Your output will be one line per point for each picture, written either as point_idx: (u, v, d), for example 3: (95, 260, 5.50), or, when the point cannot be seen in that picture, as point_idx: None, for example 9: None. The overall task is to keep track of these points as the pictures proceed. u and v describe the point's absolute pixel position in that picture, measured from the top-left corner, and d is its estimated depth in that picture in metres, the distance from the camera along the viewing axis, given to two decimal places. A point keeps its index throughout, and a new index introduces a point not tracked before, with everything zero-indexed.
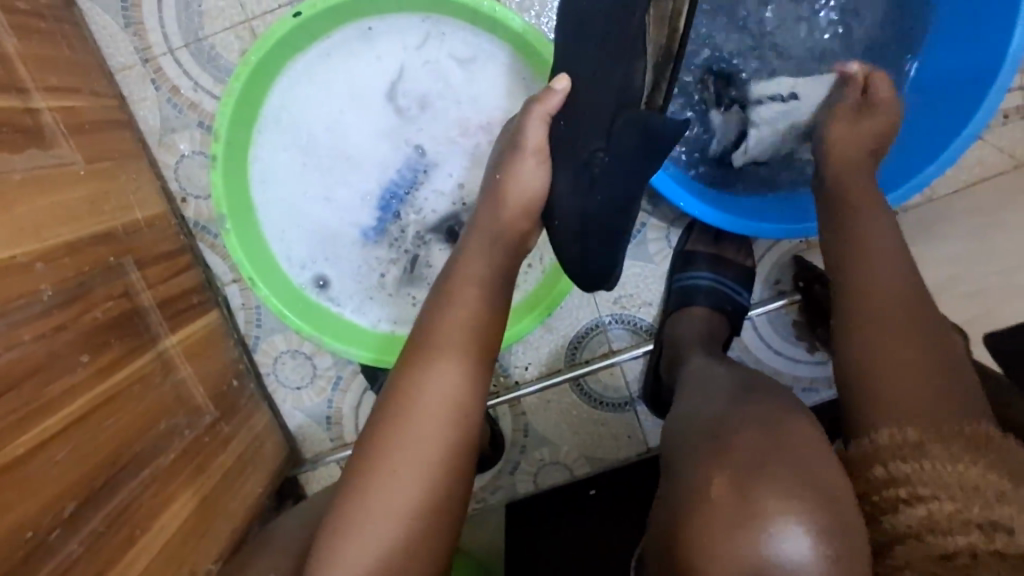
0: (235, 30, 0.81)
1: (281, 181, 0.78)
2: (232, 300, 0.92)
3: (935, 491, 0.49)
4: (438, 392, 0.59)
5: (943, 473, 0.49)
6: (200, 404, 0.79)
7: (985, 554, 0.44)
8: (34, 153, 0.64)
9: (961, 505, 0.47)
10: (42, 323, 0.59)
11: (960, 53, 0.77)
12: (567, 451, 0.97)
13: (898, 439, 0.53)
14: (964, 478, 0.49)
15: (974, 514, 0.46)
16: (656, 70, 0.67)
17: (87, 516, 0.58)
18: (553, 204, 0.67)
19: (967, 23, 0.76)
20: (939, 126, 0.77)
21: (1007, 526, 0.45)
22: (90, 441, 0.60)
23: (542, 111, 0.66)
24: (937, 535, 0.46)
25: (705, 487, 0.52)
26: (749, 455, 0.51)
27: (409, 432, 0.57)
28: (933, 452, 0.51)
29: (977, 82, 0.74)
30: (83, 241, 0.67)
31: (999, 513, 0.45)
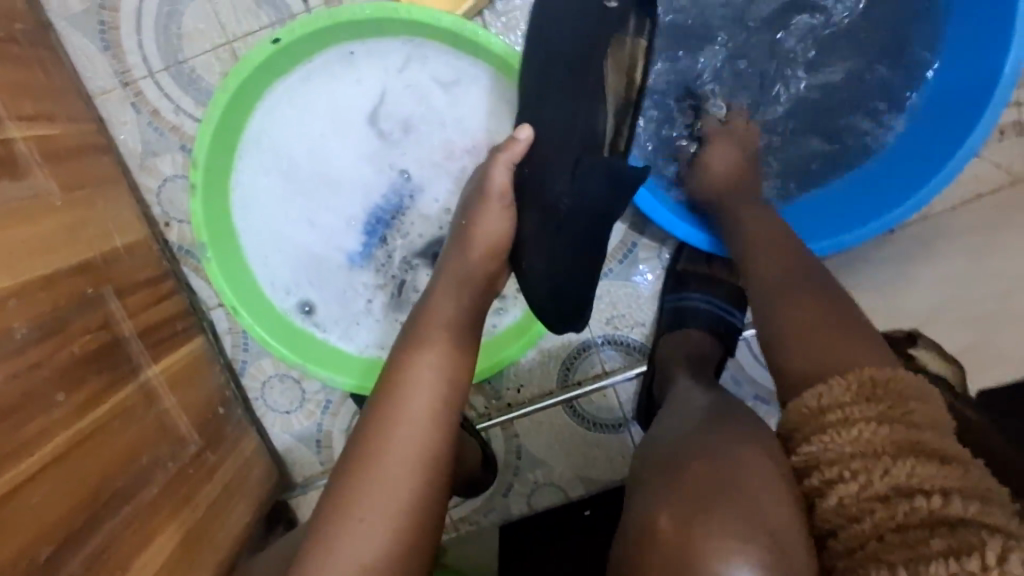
0: (215, 52, 0.80)
1: (263, 207, 0.76)
2: (218, 324, 0.91)
3: (841, 471, 0.49)
4: (421, 429, 0.57)
5: (841, 447, 0.50)
6: (185, 434, 0.77)
7: (889, 532, 0.45)
8: (6, 183, 0.62)
9: (863, 481, 0.48)
10: (16, 361, 0.57)
11: (962, 63, 0.76)
12: (561, 472, 0.96)
13: (802, 420, 0.54)
14: (861, 448, 0.50)
15: (878, 487, 0.47)
16: (617, 114, 0.71)
17: (65, 559, 0.56)
18: (539, 233, 0.66)
19: (968, 38, 0.75)
20: (935, 143, 0.76)
21: (907, 490, 0.46)
22: (67, 481, 0.59)
23: (508, 158, 0.65)
24: (850, 522, 0.47)
25: (652, 520, 0.50)
26: (720, 491, 0.50)
27: (388, 472, 0.55)
28: (830, 426, 0.52)
29: (975, 96, 0.72)
30: (59, 273, 0.65)
31: (897, 478, 0.47)
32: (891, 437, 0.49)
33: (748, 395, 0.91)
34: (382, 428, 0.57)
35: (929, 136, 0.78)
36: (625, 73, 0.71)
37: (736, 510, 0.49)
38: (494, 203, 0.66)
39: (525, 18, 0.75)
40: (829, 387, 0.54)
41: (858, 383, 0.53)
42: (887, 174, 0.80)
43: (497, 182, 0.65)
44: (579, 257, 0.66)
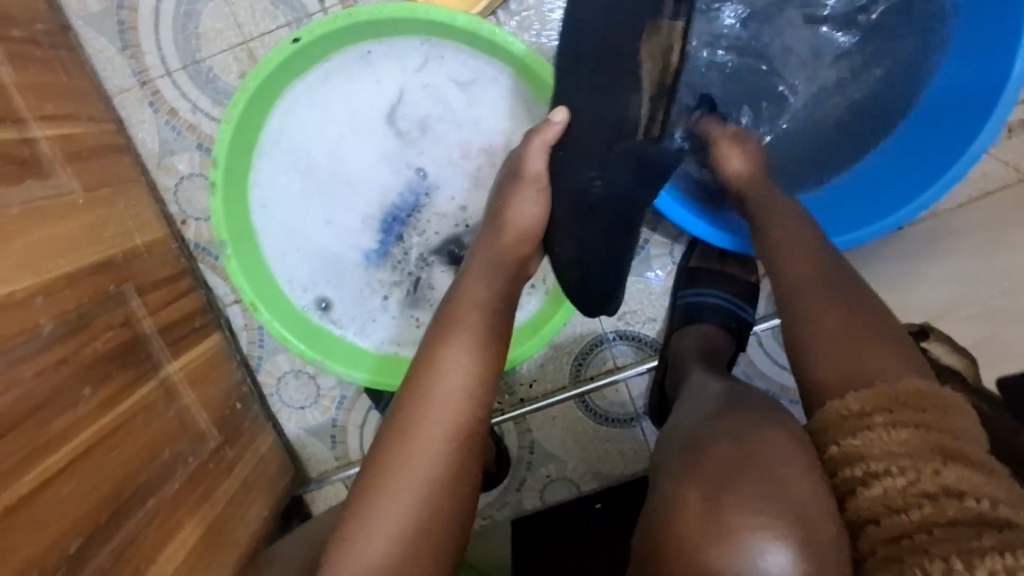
0: (232, 52, 0.81)
1: (281, 205, 0.77)
2: (234, 321, 0.92)
3: (888, 466, 0.50)
4: (446, 426, 0.58)
5: (890, 444, 0.51)
6: (204, 430, 0.78)
7: (936, 527, 0.46)
8: (31, 183, 0.63)
9: (913, 477, 0.49)
10: (44, 358, 0.58)
11: (960, 68, 0.77)
12: (573, 467, 0.97)
13: (844, 417, 0.54)
14: (911, 447, 0.50)
15: (927, 484, 0.48)
16: (652, 100, 0.67)
17: (92, 553, 0.57)
18: (558, 230, 0.68)
19: (967, 43, 0.76)
20: (940, 146, 0.77)
21: (956, 490, 0.47)
22: (93, 476, 0.60)
23: (542, 141, 0.66)
24: (895, 513, 0.48)
25: (682, 503, 0.52)
26: (749, 483, 0.51)
27: (416, 468, 0.56)
28: (878, 425, 0.52)
29: (979, 101, 0.73)
30: (83, 271, 0.66)
31: (947, 478, 0.48)
32: (941, 441, 0.50)
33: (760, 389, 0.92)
34: (417, 425, 0.58)
35: (927, 139, 0.79)
36: (662, 56, 0.67)
37: (756, 501, 0.49)
38: (512, 200, 0.67)
39: (540, 17, 0.75)
40: (877, 390, 0.54)
41: (905, 391, 0.53)
42: (888, 177, 0.81)
43: (532, 168, 0.66)
44: (598, 252, 0.69)
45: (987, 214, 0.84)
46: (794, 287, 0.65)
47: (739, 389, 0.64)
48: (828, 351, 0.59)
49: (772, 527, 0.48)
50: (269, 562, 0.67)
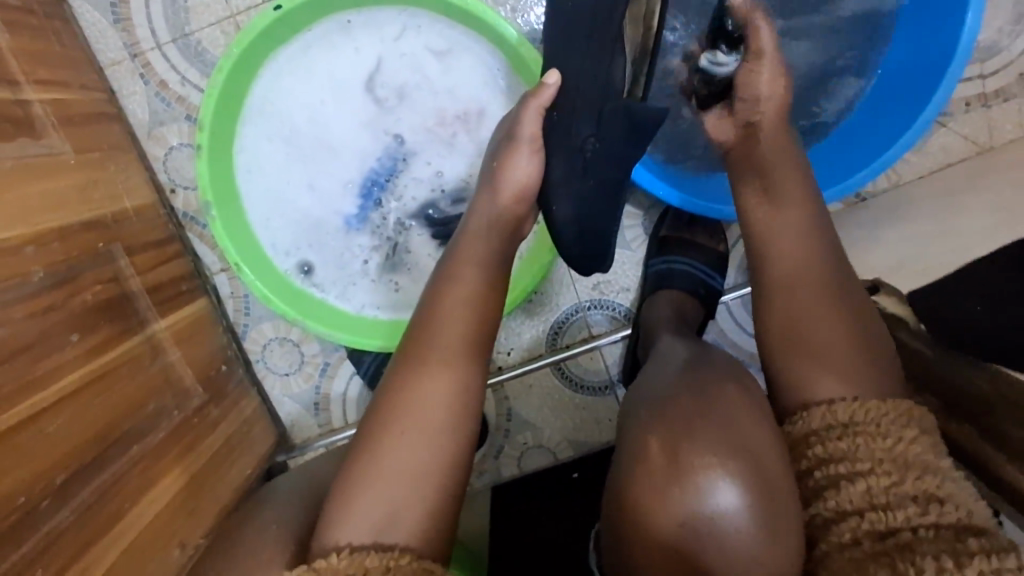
0: (220, 25, 0.84)
1: (265, 171, 0.80)
2: (221, 289, 0.95)
3: (872, 466, 0.50)
4: (427, 374, 0.61)
5: (875, 450, 0.51)
6: (189, 386, 0.81)
7: (921, 525, 0.45)
8: (24, 141, 0.66)
9: (896, 477, 0.49)
10: (35, 303, 0.61)
11: (913, 43, 0.81)
12: (550, 435, 1.00)
13: (831, 420, 0.54)
14: (894, 454, 0.51)
15: (910, 488, 0.48)
16: (634, 65, 0.74)
17: (79, 487, 0.60)
18: (551, 190, 0.71)
19: (914, 14, 0.81)
20: (887, 122, 0.82)
21: (937, 497, 0.47)
22: (80, 417, 0.63)
23: (537, 103, 0.68)
24: (878, 509, 0.48)
25: (642, 447, 0.54)
26: (697, 415, 0.54)
27: (401, 416, 0.59)
28: (864, 431, 0.53)
29: (933, 70, 0.77)
30: (72, 227, 0.69)
31: (928, 485, 0.48)
32: (922, 456, 0.51)
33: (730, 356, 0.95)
34: (403, 381, 0.61)
35: (879, 119, 0.83)
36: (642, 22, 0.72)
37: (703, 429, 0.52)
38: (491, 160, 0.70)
39: None
40: (863, 401, 0.54)
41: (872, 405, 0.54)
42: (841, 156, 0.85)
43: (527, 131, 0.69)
44: (597, 210, 0.70)
45: (945, 184, 0.87)
46: (766, 234, 0.65)
47: (705, 348, 0.66)
48: (797, 301, 0.61)
49: (722, 450, 0.51)
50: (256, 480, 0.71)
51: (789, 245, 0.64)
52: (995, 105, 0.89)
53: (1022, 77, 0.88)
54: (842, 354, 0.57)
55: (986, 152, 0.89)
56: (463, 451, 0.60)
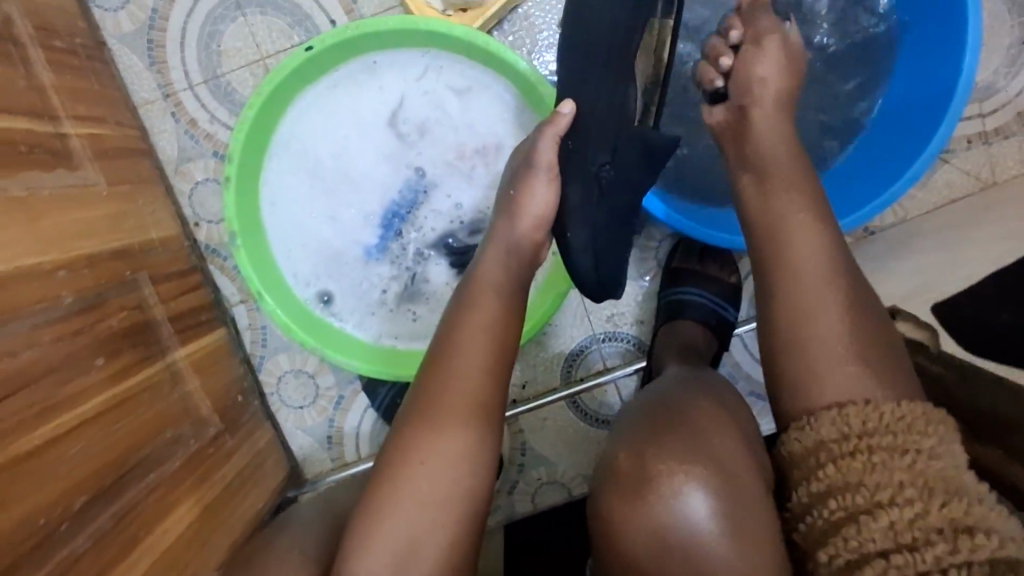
0: (249, 68, 0.87)
1: (289, 203, 0.82)
2: (238, 321, 0.95)
3: (892, 494, 0.49)
4: (451, 398, 0.61)
5: (893, 471, 0.50)
6: (206, 415, 0.80)
7: (950, 566, 0.43)
8: (61, 172, 0.69)
9: (920, 505, 0.48)
10: (62, 326, 0.62)
11: (915, 83, 0.84)
12: (565, 470, 0.99)
13: (846, 430, 0.54)
14: (914, 477, 0.50)
15: (934, 518, 0.46)
16: (646, 94, 0.78)
17: (96, 511, 0.60)
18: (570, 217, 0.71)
19: (917, 56, 0.84)
20: (901, 147, 0.83)
21: (963, 527, 0.45)
22: (101, 441, 0.63)
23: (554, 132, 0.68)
24: (902, 545, 0.46)
25: (612, 459, 0.55)
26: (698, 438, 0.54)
27: (423, 441, 0.59)
28: (881, 449, 0.52)
29: (935, 110, 0.80)
30: (102, 255, 0.71)
31: (953, 513, 0.46)
32: (943, 473, 0.50)
33: (743, 390, 0.95)
34: (425, 405, 0.61)
35: (892, 144, 0.85)
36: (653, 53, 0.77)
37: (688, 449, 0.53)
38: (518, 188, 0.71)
39: (530, 40, 0.84)
40: (875, 409, 0.54)
41: (886, 416, 0.54)
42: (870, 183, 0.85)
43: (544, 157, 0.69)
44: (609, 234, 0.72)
45: (952, 217, 0.89)
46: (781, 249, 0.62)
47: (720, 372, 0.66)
48: (819, 316, 0.59)
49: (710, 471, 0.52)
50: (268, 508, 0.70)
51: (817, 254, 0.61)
52: (996, 142, 0.92)
53: (1020, 115, 0.91)
54: (866, 372, 0.57)
55: (990, 187, 0.91)
56: (485, 475, 0.60)
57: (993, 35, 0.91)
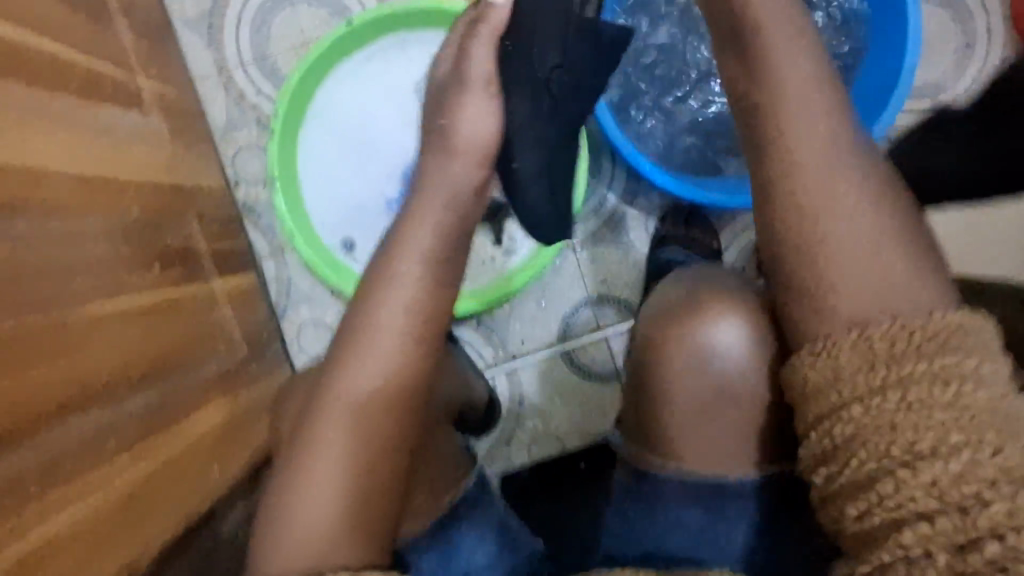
0: (294, 50, 1.01)
1: (323, 160, 0.94)
2: (267, 273, 1.05)
3: (933, 444, 0.45)
4: None
5: (930, 410, 0.47)
6: (238, 341, 0.90)
7: (1008, 532, 0.40)
8: (136, 114, 0.81)
9: (967, 453, 0.44)
10: (130, 231, 0.73)
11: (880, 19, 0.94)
12: (559, 422, 1.07)
13: (871, 359, 0.50)
14: (957, 417, 0.46)
15: (987, 470, 0.43)
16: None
17: (148, 385, 0.69)
18: (556, 156, 0.81)
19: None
20: (882, 71, 0.93)
21: (1014, 479, 0.43)
22: (154, 330, 0.72)
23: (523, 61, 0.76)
24: (947, 506, 0.43)
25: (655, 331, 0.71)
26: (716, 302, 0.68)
27: None
28: (915, 381, 0.48)
29: (899, 36, 0.90)
30: (162, 185, 0.82)
31: (1005, 463, 0.43)
32: (988, 405, 0.46)
33: None
34: None
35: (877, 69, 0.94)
36: None
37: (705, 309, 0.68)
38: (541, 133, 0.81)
39: None
40: (905, 330, 0.50)
41: (922, 341, 0.50)
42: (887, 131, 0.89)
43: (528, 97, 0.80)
44: None
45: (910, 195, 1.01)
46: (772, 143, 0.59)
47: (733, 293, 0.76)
48: None
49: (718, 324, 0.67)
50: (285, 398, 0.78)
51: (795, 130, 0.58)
52: None
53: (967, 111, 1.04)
54: None
55: None
56: None
57: (936, 40, 1.05)
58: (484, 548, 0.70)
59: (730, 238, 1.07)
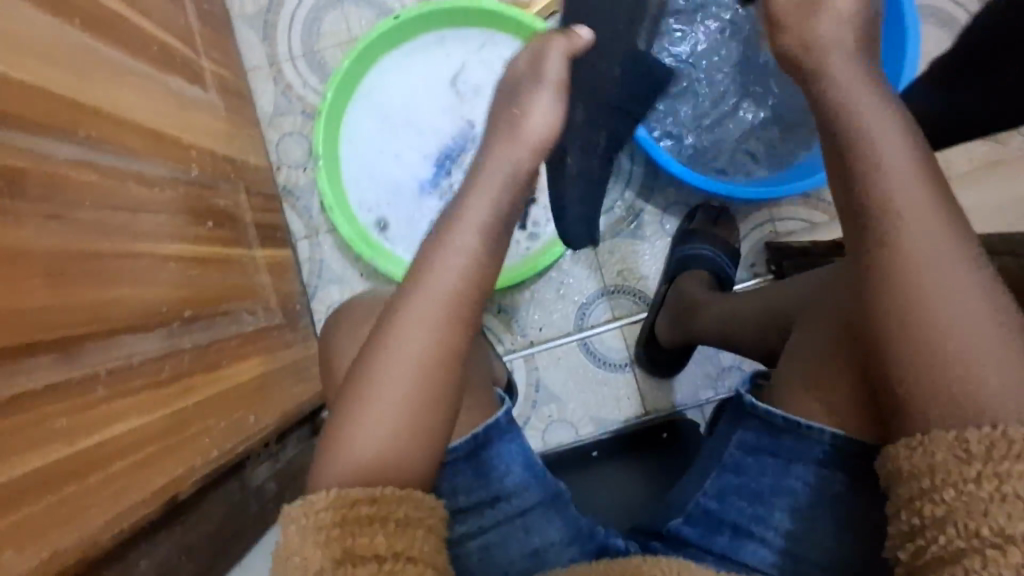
0: (340, 47, 1.10)
1: (364, 143, 1.02)
2: (301, 253, 1.10)
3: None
4: None
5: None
6: (273, 307, 0.95)
7: None
8: (198, 89, 0.88)
9: None
10: (188, 187, 0.78)
11: None
12: (573, 408, 1.10)
13: (966, 453, 0.46)
14: None
15: None
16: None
17: (196, 327, 0.73)
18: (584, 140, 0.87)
19: None
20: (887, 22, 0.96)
21: None
22: (202, 279, 0.77)
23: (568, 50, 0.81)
24: None
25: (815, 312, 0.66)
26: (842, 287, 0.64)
27: None
28: (1013, 472, 0.44)
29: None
30: (217, 154, 0.89)
31: None
32: None
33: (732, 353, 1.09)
34: None
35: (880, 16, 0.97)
36: None
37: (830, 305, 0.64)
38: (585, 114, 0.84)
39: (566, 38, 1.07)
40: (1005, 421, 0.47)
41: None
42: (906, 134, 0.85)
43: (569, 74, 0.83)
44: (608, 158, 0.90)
45: None
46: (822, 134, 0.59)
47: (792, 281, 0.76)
48: None
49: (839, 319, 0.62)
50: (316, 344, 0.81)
51: (857, 106, 0.58)
52: None
53: None
54: None
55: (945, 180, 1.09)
56: None
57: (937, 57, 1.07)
58: (516, 475, 0.71)
59: (750, 230, 1.12)
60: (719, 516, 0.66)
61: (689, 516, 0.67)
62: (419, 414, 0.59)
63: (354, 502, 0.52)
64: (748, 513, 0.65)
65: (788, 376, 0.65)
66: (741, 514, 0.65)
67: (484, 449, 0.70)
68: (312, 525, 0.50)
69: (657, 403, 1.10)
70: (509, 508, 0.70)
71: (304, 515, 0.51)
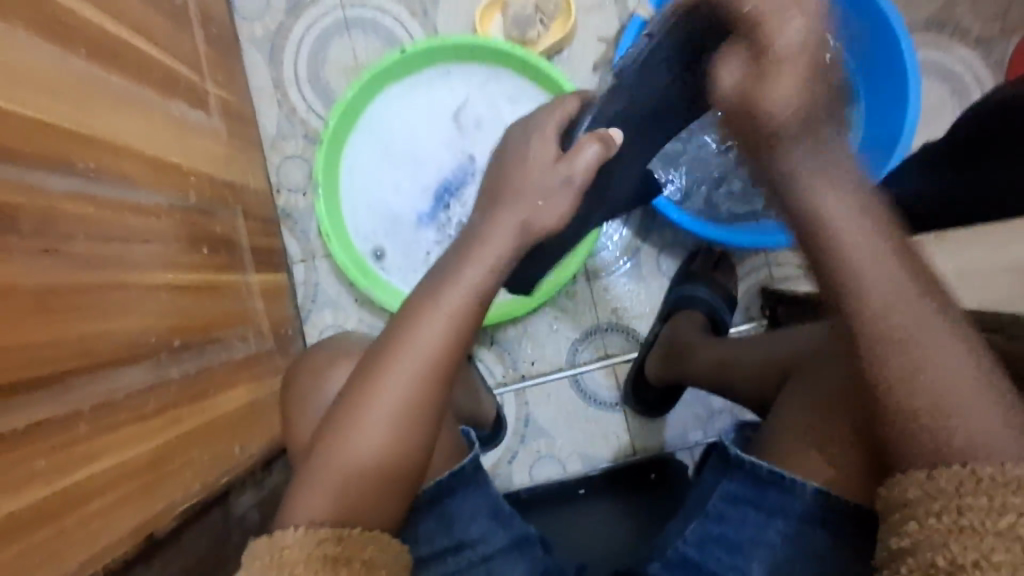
0: (346, 73, 1.10)
1: (364, 171, 1.02)
2: (296, 276, 1.10)
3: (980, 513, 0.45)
4: None
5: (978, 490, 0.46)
6: (264, 333, 0.94)
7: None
8: (201, 113, 0.88)
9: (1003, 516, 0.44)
10: (184, 214, 0.78)
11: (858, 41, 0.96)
12: (561, 444, 1.10)
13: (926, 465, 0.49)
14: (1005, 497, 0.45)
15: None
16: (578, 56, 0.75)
17: (183, 357, 0.73)
18: None
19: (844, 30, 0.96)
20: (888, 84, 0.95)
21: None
22: (194, 307, 0.77)
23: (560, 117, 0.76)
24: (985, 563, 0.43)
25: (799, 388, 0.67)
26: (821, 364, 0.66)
27: None
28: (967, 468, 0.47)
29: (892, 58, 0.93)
30: (216, 178, 0.89)
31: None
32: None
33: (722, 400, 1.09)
34: None
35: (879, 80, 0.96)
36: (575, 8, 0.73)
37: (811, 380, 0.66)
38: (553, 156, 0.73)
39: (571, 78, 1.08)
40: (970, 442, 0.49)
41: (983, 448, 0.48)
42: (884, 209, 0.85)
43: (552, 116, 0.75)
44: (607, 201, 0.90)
45: None
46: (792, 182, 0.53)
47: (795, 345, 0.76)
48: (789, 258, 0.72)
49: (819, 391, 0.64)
50: (286, 378, 0.82)
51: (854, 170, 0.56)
52: None
53: None
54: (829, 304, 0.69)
55: None
56: None
57: (934, 113, 1.09)
58: (480, 524, 0.71)
59: (748, 273, 1.12)
60: (697, 564, 0.66)
61: (666, 561, 0.68)
62: (404, 443, 0.60)
63: (320, 541, 0.53)
64: (728, 564, 0.65)
65: (791, 417, 0.65)
66: (721, 565, 0.65)
67: (448, 498, 0.70)
68: (280, 562, 0.51)
69: (645, 441, 1.10)
70: (474, 555, 0.69)
71: (269, 554, 0.51)
